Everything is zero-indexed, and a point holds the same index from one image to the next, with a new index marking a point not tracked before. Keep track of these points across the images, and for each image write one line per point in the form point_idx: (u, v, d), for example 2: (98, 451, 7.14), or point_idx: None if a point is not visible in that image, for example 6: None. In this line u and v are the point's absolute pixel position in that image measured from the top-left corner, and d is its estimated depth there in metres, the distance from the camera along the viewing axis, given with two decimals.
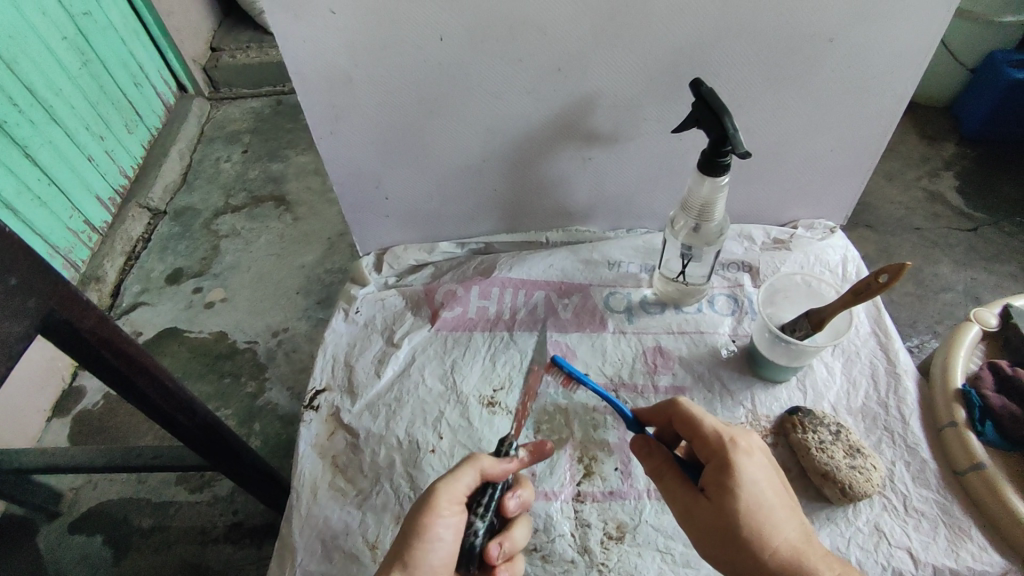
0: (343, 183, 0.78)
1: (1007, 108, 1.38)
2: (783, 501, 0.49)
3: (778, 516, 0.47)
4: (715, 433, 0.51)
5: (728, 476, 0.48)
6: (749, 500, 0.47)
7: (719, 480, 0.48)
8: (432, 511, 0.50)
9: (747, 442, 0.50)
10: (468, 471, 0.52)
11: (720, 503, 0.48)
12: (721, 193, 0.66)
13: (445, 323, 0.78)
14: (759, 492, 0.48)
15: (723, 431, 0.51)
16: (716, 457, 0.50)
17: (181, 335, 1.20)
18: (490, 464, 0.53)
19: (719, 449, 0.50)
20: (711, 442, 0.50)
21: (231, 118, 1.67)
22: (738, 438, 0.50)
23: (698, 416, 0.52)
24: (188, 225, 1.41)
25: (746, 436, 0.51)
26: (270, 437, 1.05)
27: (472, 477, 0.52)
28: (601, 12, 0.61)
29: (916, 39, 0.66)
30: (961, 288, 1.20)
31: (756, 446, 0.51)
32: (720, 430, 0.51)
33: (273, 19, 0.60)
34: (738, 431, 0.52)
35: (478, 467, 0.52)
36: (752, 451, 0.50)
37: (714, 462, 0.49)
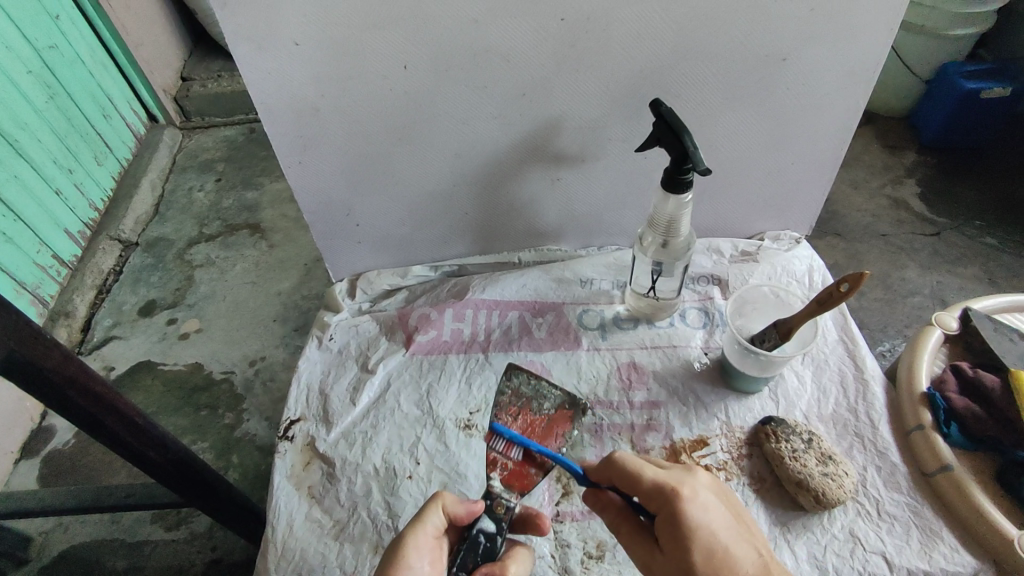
0: (314, 212, 0.78)
1: (962, 117, 1.43)
2: (737, 536, 0.49)
3: (736, 557, 0.48)
4: (656, 487, 0.50)
5: (679, 533, 0.48)
6: (702, 552, 0.47)
7: (671, 535, 0.49)
8: (400, 553, 0.50)
9: (690, 488, 0.50)
10: (433, 512, 0.53)
11: (675, 558, 0.48)
12: (686, 209, 0.68)
13: (420, 347, 0.78)
14: (711, 538, 0.48)
15: (664, 482, 0.50)
16: (665, 511, 0.49)
17: (155, 369, 1.18)
18: (455, 503, 0.54)
19: (665, 505, 0.49)
20: (656, 500, 0.50)
21: (204, 147, 1.66)
22: (680, 486, 0.50)
23: (635, 472, 0.51)
24: (162, 256, 1.39)
25: (688, 478, 0.51)
26: (248, 469, 1.03)
27: (439, 518, 0.53)
28: (561, 38, 0.62)
29: (865, 56, 0.69)
30: (928, 291, 1.23)
31: (700, 488, 0.50)
32: (660, 483, 0.50)
33: (237, 53, 0.60)
34: (679, 476, 0.51)
35: (443, 507, 0.53)
36: (697, 495, 0.50)
37: (664, 517, 0.49)
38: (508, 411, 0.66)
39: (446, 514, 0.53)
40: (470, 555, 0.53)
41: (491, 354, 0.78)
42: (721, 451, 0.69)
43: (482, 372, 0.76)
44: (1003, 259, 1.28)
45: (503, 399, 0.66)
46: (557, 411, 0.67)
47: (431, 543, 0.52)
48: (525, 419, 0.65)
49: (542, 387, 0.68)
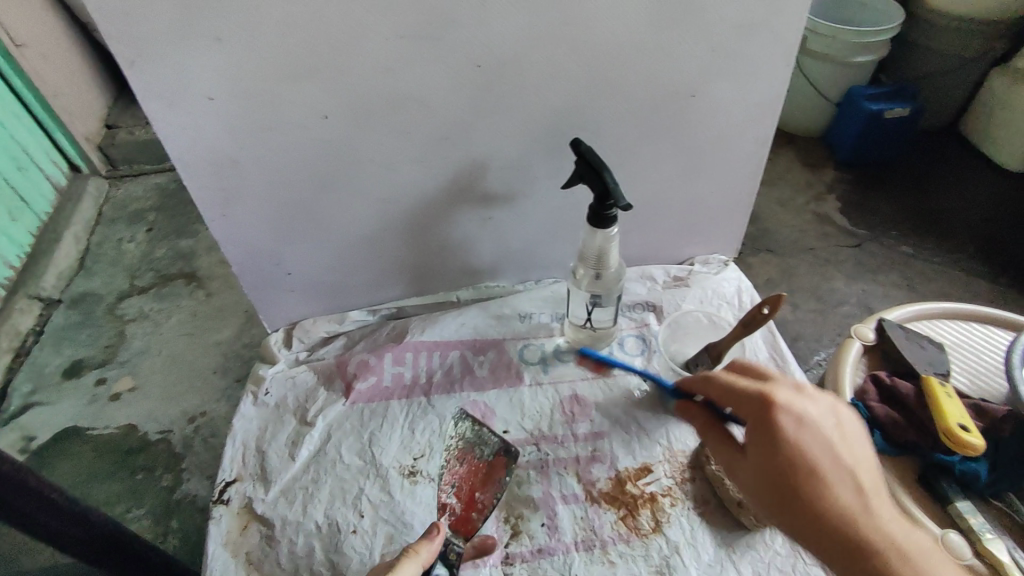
0: (242, 263, 0.77)
1: (870, 136, 1.54)
2: (835, 451, 0.49)
3: (827, 473, 0.48)
4: (750, 392, 0.53)
5: (761, 436, 0.51)
6: (781, 459, 0.50)
7: (756, 437, 0.52)
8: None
9: (788, 397, 0.52)
10: (409, 567, 0.53)
11: (759, 462, 0.51)
12: (613, 242, 0.70)
13: (360, 395, 0.76)
14: (796, 447, 0.50)
15: (758, 388, 0.53)
16: (755, 415, 0.52)
17: (82, 434, 1.11)
18: (428, 553, 0.55)
19: (755, 408, 0.52)
20: (748, 403, 0.53)
21: (133, 196, 1.60)
22: (775, 393, 0.52)
23: (732, 380, 0.56)
24: (88, 313, 1.32)
25: (795, 393, 0.53)
26: (190, 533, 0.97)
27: (414, 570, 0.53)
28: (478, 82, 0.64)
29: (766, 89, 0.73)
30: (855, 300, 1.30)
31: (803, 400, 0.52)
32: (753, 389, 0.54)
33: (148, 109, 0.59)
34: (785, 388, 0.53)
35: (417, 559, 0.54)
36: (795, 404, 0.52)
37: (754, 421, 0.52)
38: (455, 457, 0.70)
39: (420, 565, 0.54)
40: None
41: (434, 397, 0.77)
42: (665, 477, 0.70)
43: (425, 416, 0.75)
44: (919, 266, 1.36)
45: (450, 446, 0.71)
46: (494, 457, 0.70)
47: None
48: (470, 464, 0.70)
49: (485, 433, 0.72)
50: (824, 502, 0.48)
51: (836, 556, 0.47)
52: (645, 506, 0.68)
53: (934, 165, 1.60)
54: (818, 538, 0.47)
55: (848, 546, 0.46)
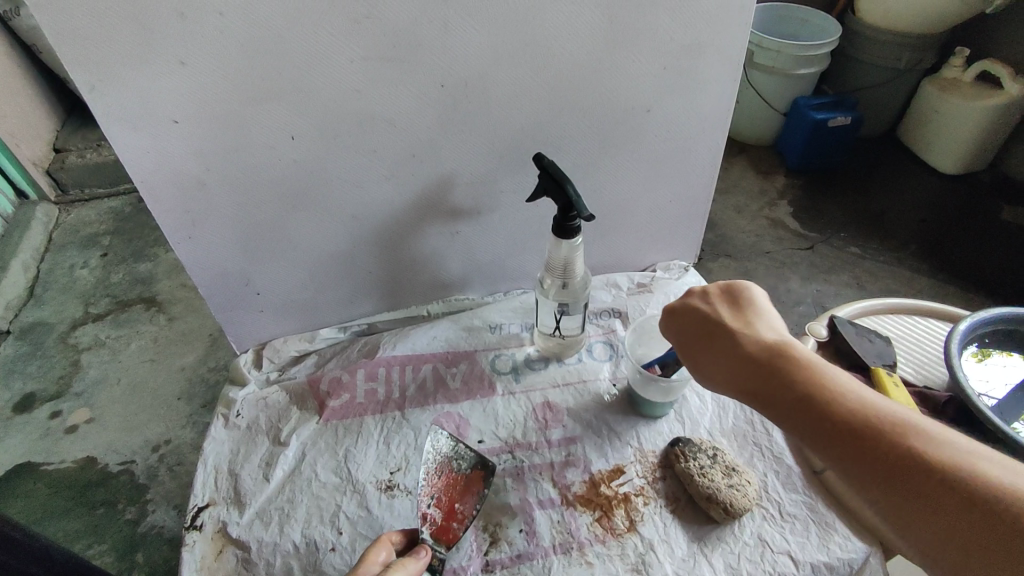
0: (209, 285, 0.76)
1: (816, 144, 1.62)
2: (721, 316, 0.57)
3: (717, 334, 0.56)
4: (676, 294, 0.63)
5: (674, 318, 0.60)
6: (693, 325, 0.58)
7: (671, 320, 0.60)
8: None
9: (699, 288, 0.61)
10: None
11: (682, 339, 0.59)
12: (578, 252, 0.72)
13: (333, 412, 0.76)
14: (692, 326, 0.58)
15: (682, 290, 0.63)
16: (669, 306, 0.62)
17: (38, 470, 1.07)
18: (416, 569, 0.56)
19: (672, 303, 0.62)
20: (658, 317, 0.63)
21: (86, 221, 1.56)
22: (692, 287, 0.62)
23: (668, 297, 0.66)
24: (40, 343, 1.28)
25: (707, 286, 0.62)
26: (158, 565, 0.94)
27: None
28: (443, 102, 0.66)
29: (717, 102, 0.77)
30: (810, 300, 1.36)
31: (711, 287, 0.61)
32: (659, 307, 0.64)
33: (111, 133, 0.59)
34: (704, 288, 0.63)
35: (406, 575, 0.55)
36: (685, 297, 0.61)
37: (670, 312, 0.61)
38: (432, 469, 0.70)
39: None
40: None
41: (408, 411, 0.77)
42: (637, 477, 0.72)
43: (400, 431, 0.76)
44: (867, 266, 1.43)
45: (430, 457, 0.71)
46: (472, 470, 0.70)
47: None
48: (448, 477, 0.70)
49: (462, 447, 0.72)
50: (728, 343, 0.55)
51: (745, 381, 0.52)
52: (619, 506, 0.70)
53: (875, 170, 1.70)
54: (733, 372, 0.53)
55: (749, 365, 0.52)
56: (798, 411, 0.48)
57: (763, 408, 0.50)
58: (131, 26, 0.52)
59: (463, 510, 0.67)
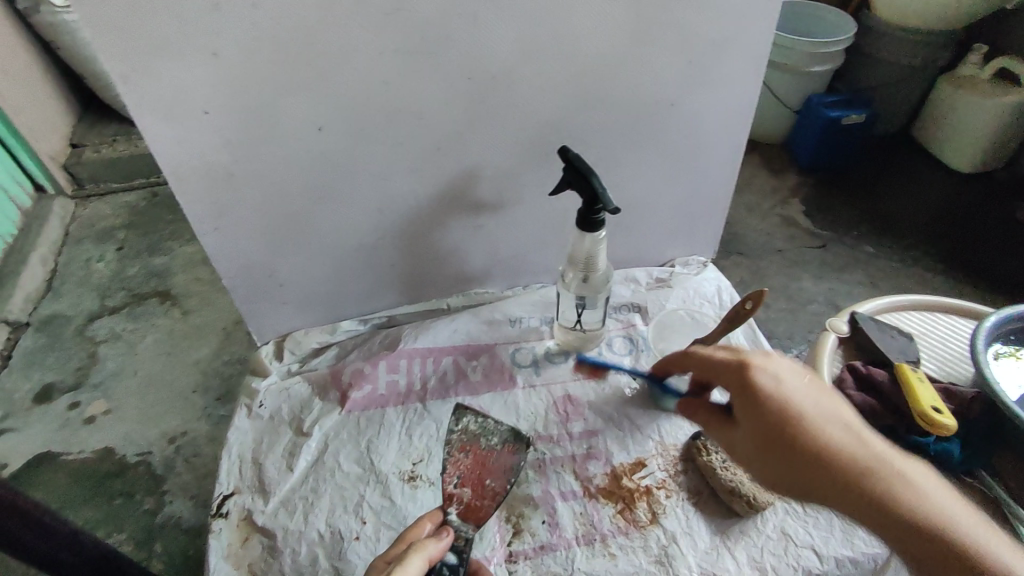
0: (234, 277, 0.77)
1: (832, 141, 1.61)
2: (798, 397, 0.55)
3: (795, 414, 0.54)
4: (733, 362, 0.59)
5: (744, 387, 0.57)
6: (767, 403, 0.55)
7: (743, 398, 0.57)
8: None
9: (765, 361, 0.58)
10: (417, 558, 0.53)
11: (750, 421, 0.56)
12: (601, 245, 0.72)
13: (356, 403, 0.77)
14: (765, 397, 0.55)
15: (739, 358, 0.59)
16: (738, 380, 0.58)
17: (57, 460, 1.08)
18: (434, 549, 0.55)
19: (739, 376, 0.58)
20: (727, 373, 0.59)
21: (102, 215, 1.57)
22: (757, 359, 0.58)
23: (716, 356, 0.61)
24: (58, 335, 1.29)
25: (765, 357, 0.59)
26: (176, 555, 0.95)
27: (422, 565, 0.53)
28: (469, 95, 0.66)
29: (741, 97, 0.77)
30: (823, 298, 1.35)
31: (775, 362, 0.58)
32: (728, 360, 0.60)
33: (142, 124, 0.59)
34: (758, 356, 0.59)
35: (424, 555, 0.54)
36: (767, 364, 0.58)
37: (738, 387, 0.58)
38: (459, 448, 0.70)
39: (426, 561, 0.54)
40: None
41: (429, 403, 0.78)
42: (659, 470, 0.72)
43: (421, 422, 0.76)
44: (881, 264, 1.43)
45: (453, 437, 0.71)
46: (503, 446, 0.71)
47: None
48: (476, 454, 0.70)
49: (490, 423, 0.72)
50: (809, 433, 0.53)
51: (825, 476, 0.52)
52: (642, 499, 0.70)
53: (889, 168, 1.69)
54: (810, 465, 0.52)
55: (837, 462, 0.52)
56: (889, 518, 0.50)
57: (842, 507, 0.52)
58: (166, 17, 0.53)
59: (492, 485, 0.67)
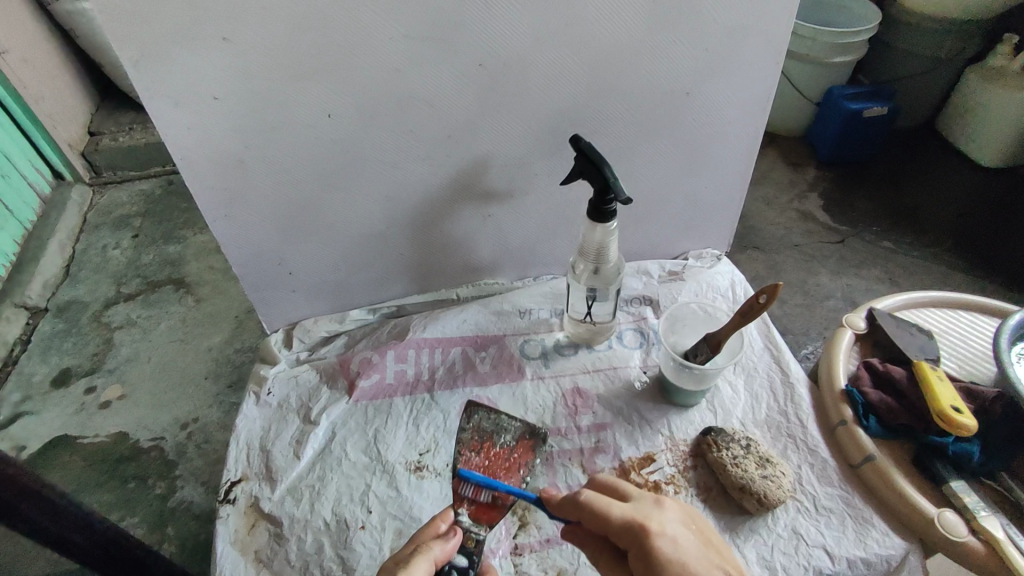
0: (244, 264, 0.77)
1: (852, 134, 1.58)
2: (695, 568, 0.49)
3: None
4: (627, 523, 0.51)
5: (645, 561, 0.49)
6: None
7: (641, 567, 0.49)
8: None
9: (658, 521, 0.51)
10: (421, 564, 0.51)
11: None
12: (613, 236, 0.71)
13: (363, 393, 0.77)
14: (670, 572, 0.48)
15: (633, 517, 0.51)
16: (635, 546, 0.50)
17: (73, 443, 1.09)
18: (440, 552, 0.53)
19: (634, 542, 0.50)
20: (623, 534, 0.51)
21: (118, 203, 1.58)
22: (648, 520, 0.51)
23: (603, 511, 0.52)
24: (75, 321, 1.31)
25: (655, 510, 0.52)
26: (187, 540, 0.96)
27: (427, 569, 0.51)
28: (481, 82, 0.65)
29: (759, 87, 0.75)
30: (840, 294, 1.33)
31: (667, 520, 0.51)
32: (624, 518, 0.51)
33: (154, 110, 0.59)
34: (646, 509, 0.52)
35: (430, 558, 0.52)
36: (665, 528, 0.51)
37: (634, 552, 0.50)
38: (470, 447, 0.66)
39: (433, 564, 0.52)
40: None
41: (437, 394, 0.77)
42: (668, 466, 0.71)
43: (429, 413, 0.76)
44: (901, 260, 1.40)
45: (465, 435, 0.67)
46: (518, 442, 0.68)
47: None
48: (489, 451, 0.66)
49: (503, 420, 0.69)
50: None
51: None
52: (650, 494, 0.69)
53: (912, 162, 1.65)
54: None
55: None
56: None
57: None
58: (177, 2, 0.52)
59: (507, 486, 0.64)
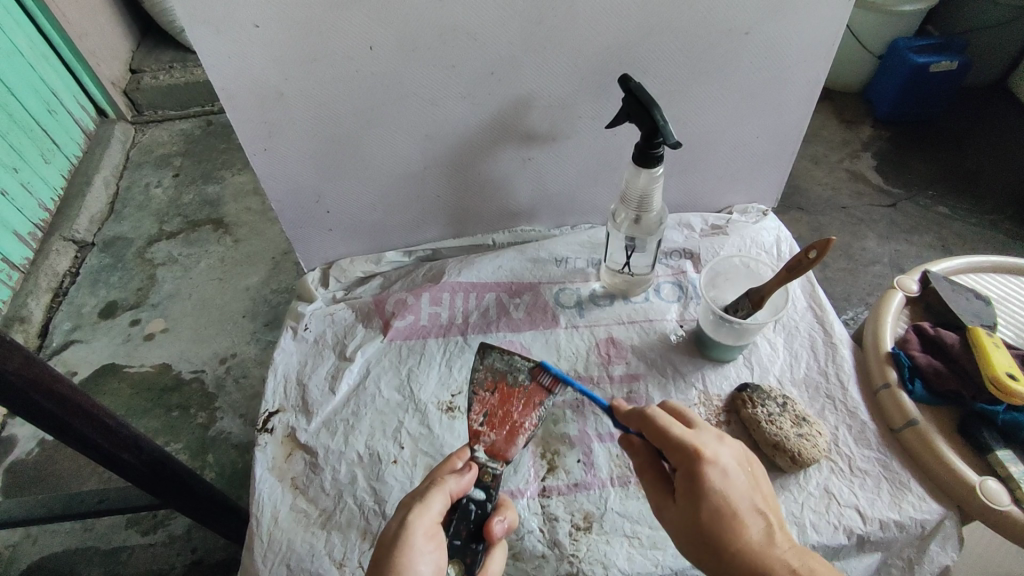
0: (283, 200, 0.77)
1: (916, 91, 1.48)
2: (740, 503, 0.48)
3: (737, 517, 0.47)
4: (682, 442, 0.50)
5: (695, 482, 0.49)
6: (715, 503, 0.48)
7: (686, 488, 0.49)
8: (405, 545, 0.48)
9: (714, 450, 0.50)
10: (437, 496, 0.51)
11: (685, 509, 0.49)
12: (657, 182, 0.68)
13: (398, 333, 0.77)
14: (716, 496, 0.48)
15: (690, 441, 0.50)
16: (684, 465, 0.50)
17: (120, 371, 1.14)
18: (456, 486, 0.53)
19: (685, 462, 0.50)
20: (676, 452, 0.50)
21: (159, 142, 1.60)
22: (705, 446, 0.50)
23: (664, 426, 0.52)
24: (120, 256, 1.34)
25: (714, 442, 0.51)
26: (226, 468, 1.01)
27: (443, 503, 0.51)
28: (527, 15, 0.62)
29: (826, 29, 0.70)
30: (887, 260, 1.27)
31: (724, 452, 0.50)
32: (684, 440, 0.50)
33: (194, 37, 0.58)
34: (705, 438, 0.51)
35: (445, 492, 0.52)
36: (719, 459, 0.49)
37: (681, 471, 0.50)
38: (485, 386, 0.67)
39: (448, 498, 0.52)
40: (463, 523, 0.53)
41: (470, 337, 0.78)
42: (700, 420, 0.71)
43: (462, 355, 0.76)
44: (956, 227, 1.33)
45: (478, 375, 0.68)
46: (532, 382, 0.67)
47: (435, 530, 0.50)
48: (501, 392, 0.67)
49: (516, 360, 0.69)
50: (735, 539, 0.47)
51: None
52: None
53: (978, 122, 1.54)
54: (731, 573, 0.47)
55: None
56: None
57: None
58: None
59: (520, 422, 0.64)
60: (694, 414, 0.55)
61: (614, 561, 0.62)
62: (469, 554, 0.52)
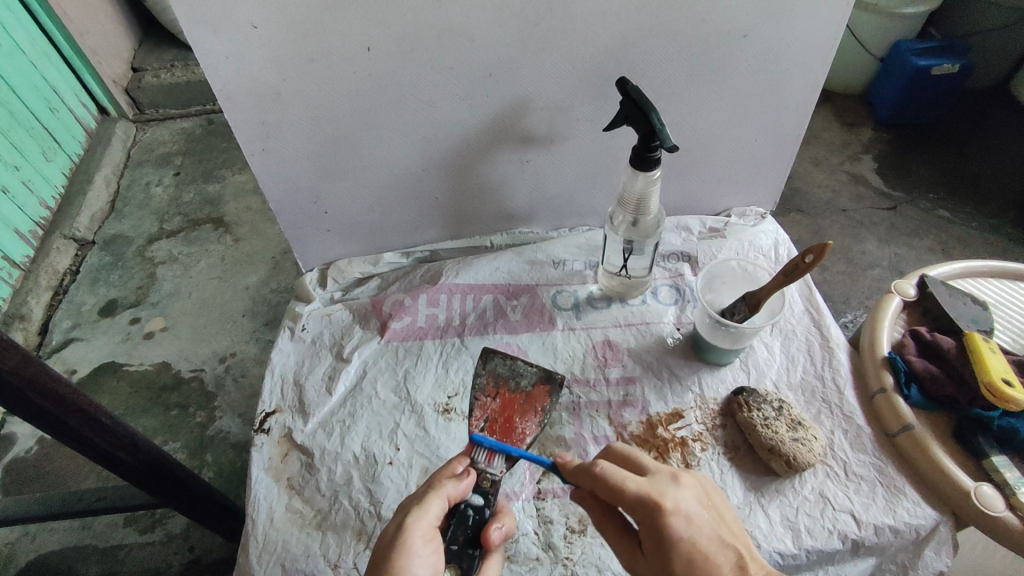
0: (281, 200, 0.77)
1: (917, 94, 1.47)
2: (708, 546, 0.47)
3: (708, 562, 0.47)
4: (639, 500, 0.48)
5: (663, 540, 0.47)
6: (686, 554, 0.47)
7: (653, 546, 0.48)
8: (404, 547, 0.48)
9: (673, 498, 0.48)
10: (435, 500, 0.51)
11: (656, 565, 0.48)
12: (655, 186, 0.68)
13: (395, 334, 0.78)
14: (685, 546, 0.47)
15: (647, 493, 0.49)
16: (647, 522, 0.48)
17: (120, 370, 1.14)
18: (455, 490, 0.53)
19: (648, 519, 0.48)
20: (636, 512, 0.49)
21: (160, 141, 1.60)
22: (663, 497, 0.48)
23: (618, 484, 0.49)
24: (120, 255, 1.34)
25: (671, 487, 0.50)
26: (224, 467, 1.01)
27: (441, 507, 0.51)
28: (526, 16, 0.62)
29: (825, 31, 0.70)
30: (886, 263, 1.27)
31: (682, 497, 0.49)
32: (642, 496, 0.48)
33: (192, 37, 0.58)
34: (661, 484, 0.50)
35: (444, 496, 0.52)
36: (679, 506, 0.48)
37: (645, 528, 0.48)
38: (486, 391, 0.67)
39: (446, 501, 0.52)
40: (461, 529, 0.53)
41: (467, 339, 0.78)
42: (696, 423, 0.71)
43: (459, 357, 0.76)
44: (956, 230, 1.33)
45: (480, 380, 0.67)
46: (535, 387, 0.68)
47: (433, 533, 0.50)
48: (503, 397, 0.67)
49: (519, 366, 0.69)
50: None
51: None
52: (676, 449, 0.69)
53: (979, 125, 1.54)
54: None
55: None
56: None
57: None
58: None
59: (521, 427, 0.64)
60: (643, 456, 0.54)
61: (608, 564, 0.62)
62: (466, 559, 0.52)
